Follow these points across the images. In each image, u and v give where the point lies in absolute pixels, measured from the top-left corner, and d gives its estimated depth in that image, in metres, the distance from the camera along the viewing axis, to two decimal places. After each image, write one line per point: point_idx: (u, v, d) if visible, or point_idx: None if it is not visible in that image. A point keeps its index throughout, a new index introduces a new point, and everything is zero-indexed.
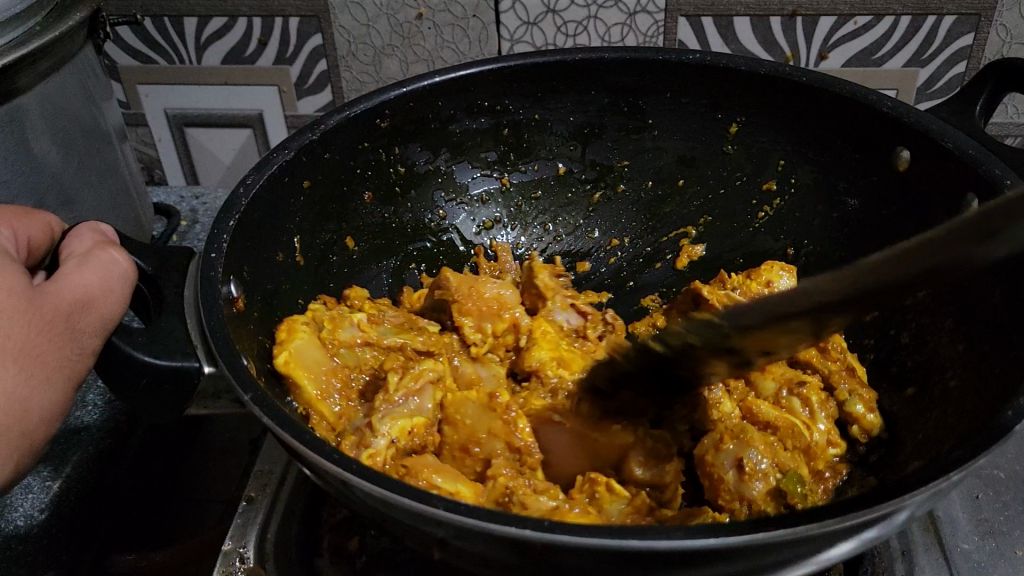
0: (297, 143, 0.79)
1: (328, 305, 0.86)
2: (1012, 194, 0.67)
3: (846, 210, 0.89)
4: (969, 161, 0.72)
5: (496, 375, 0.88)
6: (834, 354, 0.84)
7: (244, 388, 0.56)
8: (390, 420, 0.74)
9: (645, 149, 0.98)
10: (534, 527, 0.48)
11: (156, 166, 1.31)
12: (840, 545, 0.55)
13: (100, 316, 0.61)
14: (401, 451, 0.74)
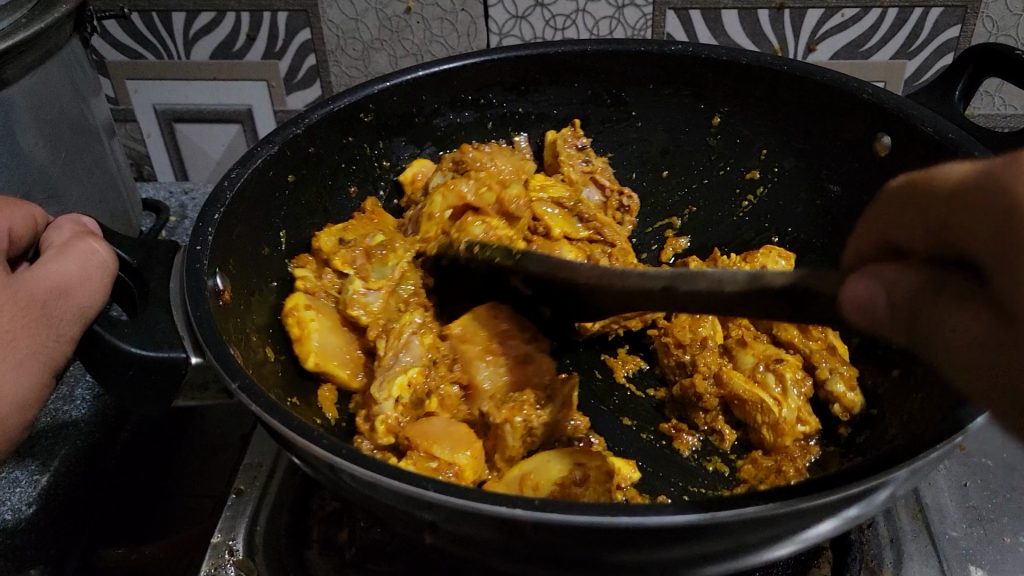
0: (282, 136, 0.79)
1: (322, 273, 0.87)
2: None
3: (831, 200, 0.89)
4: (950, 148, 0.72)
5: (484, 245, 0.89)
6: (815, 334, 0.84)
7: (233, 376, 0.56)
8: (387, 384, 0.77)
9: (632, 142, 0.99)
10: (523, 506, 0.48)
11: (145, 161, 1.31)
12: (822, 525, 0.55)
13: (77, 305, 0.61)
14: (410, 410, 0.77)
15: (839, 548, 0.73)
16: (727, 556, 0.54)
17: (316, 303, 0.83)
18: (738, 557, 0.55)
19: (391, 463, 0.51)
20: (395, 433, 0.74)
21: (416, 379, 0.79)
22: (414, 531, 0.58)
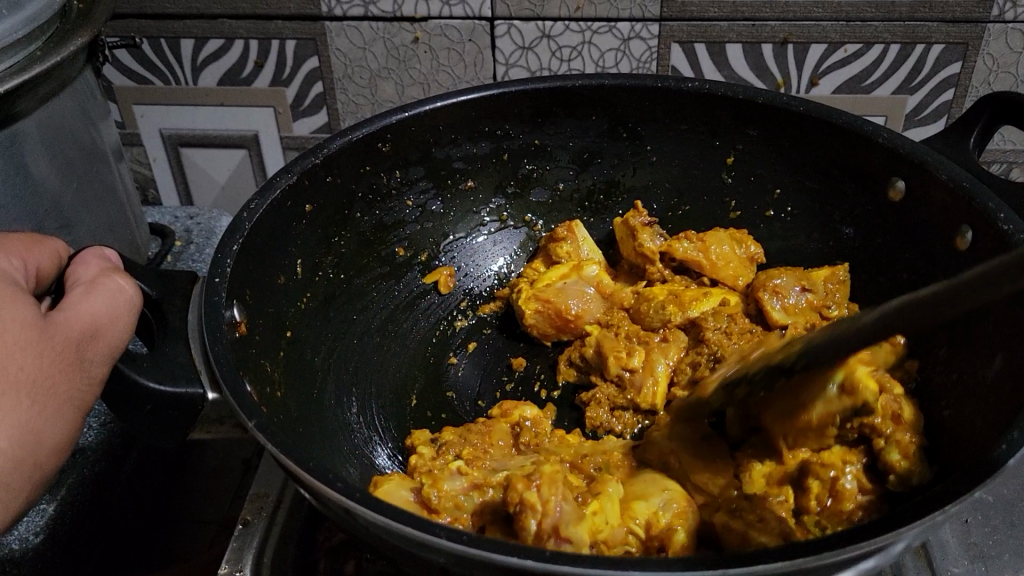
0: (301, 166, 0.80)
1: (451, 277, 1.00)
2: (1005, 228, 0.68)
3: (839, 237, 0.90)
4: (963, 195, 0.73)
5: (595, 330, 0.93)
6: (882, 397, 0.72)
7: (247, 415, 0.56)
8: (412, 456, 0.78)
9: (641, 174, 1.00)
10: (535, 558, 0.48)
11: (150, 185, 1.31)
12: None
13: (108, 345, 0.61)
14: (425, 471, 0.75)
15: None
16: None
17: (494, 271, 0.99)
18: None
19: (407, 510, 0.52)
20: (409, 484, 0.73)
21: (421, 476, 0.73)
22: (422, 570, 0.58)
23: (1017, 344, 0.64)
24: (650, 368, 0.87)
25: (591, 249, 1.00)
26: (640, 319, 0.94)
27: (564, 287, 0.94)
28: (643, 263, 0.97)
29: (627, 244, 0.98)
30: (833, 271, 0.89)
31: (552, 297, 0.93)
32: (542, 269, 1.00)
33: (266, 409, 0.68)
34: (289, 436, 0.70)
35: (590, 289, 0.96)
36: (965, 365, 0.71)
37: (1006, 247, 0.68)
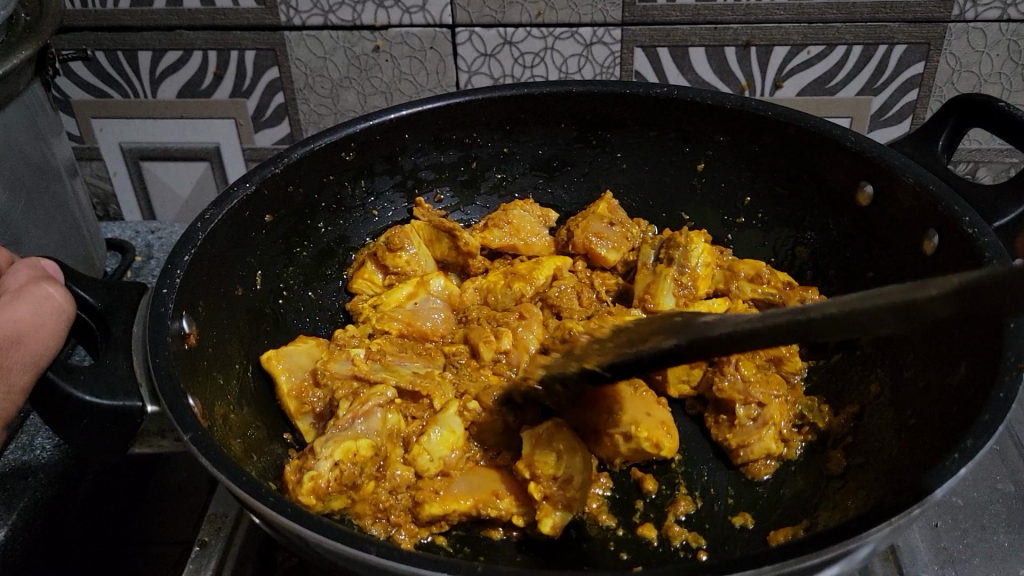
0: (259, 175, 0.78)
1: (369, 269, 0.91)
2: (971, 232, 0.67)
3: (803, 243, 0.89)
4: (931, 199, 0.71)
5: (445, 323, 0.88)
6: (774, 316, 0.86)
7: (183, 428, 0.55)
8: (333, 443, 0.70)
9: (608, 181, 0.98)
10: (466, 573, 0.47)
11: (111, 201, 1.29)
12: None
13: (30, 352, 0.60)
14: (346, 472, 0.69)
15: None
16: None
17: (412, 264, 0.91)
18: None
19: (341, 526, 0.50)
20: (321, 493, 0.67)
21: (366, 450, 0.71)
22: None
23: (981, 349, 0.62)
24: (522, 343, 0.83)
25: (427, 258, 0.93)
26: (492, 305, 0.90)
27: (416, 309, 0.87)
28: (466, 257, 0.94)
29: (443, 243, 0.93)
30: (608, 203, 0.93)
31: (410, 320, 0.86)
32: (442, 249, 0.94)
33: (211, 427, 0.64)
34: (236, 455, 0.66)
35: (440, 303, 0.89)
36: (929, 370, 0.70)
37: (969, 250, 0.67)
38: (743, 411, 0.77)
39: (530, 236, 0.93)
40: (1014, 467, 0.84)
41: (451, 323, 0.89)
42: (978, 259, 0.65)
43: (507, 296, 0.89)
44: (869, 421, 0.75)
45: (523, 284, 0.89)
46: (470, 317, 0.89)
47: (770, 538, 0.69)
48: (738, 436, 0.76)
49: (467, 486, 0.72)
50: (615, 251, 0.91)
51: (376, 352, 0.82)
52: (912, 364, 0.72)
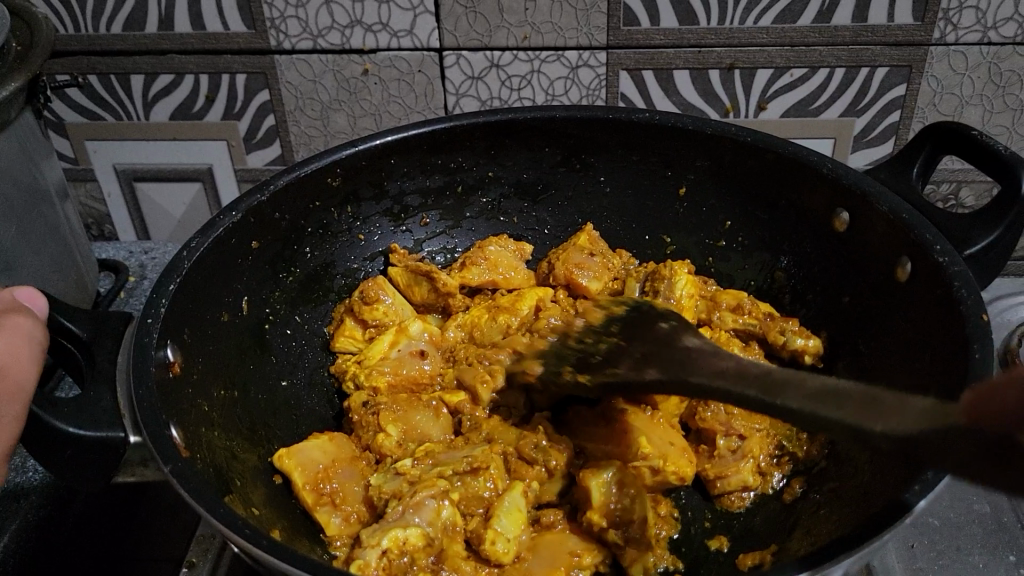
0: (246, 203, 0.79)
1: (349, 321, 0.89)
2: (942, 261, 0.68)
3: (783, 266, 0.90)
4: (904, 227, 0.73)
5: (435, 365, 0.86)
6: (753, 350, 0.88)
7: (165, 460, 0.56)
8: (379, 531, 0.65)
9: (592, 203, 0.99)
10: None
11: (106, 221, 1.31)
12: None
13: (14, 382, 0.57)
14: (398, 561, 0.64)
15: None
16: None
17: (395, 310, 0.90)
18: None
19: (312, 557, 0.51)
20: None
21: (417, 539, 0.65)
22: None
23: (950, 378, 0.64)
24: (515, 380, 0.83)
25: (403, 304, 0.91)
26: (476, 340, 0.89)
27: (401, 356, 0.85)
28: (445, 297, 0.94)
29: (422, 286, 0.93)
30: (590, 236, 0.94)
31: (399, 368, 0.84)
32: (421, 290, 0.93)
33: (195, 455, 0.65)
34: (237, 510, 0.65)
35: (423, 345, 0.87)
36: (902, 397, 0.71)
37: (939, 279, 0.68)
38: (723, 442, 0.78)
39: (508, 271, 0.94)
40: None
41: (441, 361, 0.87)
42: (947, 289, 0.67)
43: (490, 328, 0.88)
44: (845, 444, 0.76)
45: (507, 313, 0.89)
46: (459, 357, 0.87)
47: (740, 561, 0.70)
48: (717, 467, 0.77)
49: (547, 564, 0.68)
50: (596, 281, 0.92)
51: (368, 409, 0.80)
52: (887, 389, 0.74)
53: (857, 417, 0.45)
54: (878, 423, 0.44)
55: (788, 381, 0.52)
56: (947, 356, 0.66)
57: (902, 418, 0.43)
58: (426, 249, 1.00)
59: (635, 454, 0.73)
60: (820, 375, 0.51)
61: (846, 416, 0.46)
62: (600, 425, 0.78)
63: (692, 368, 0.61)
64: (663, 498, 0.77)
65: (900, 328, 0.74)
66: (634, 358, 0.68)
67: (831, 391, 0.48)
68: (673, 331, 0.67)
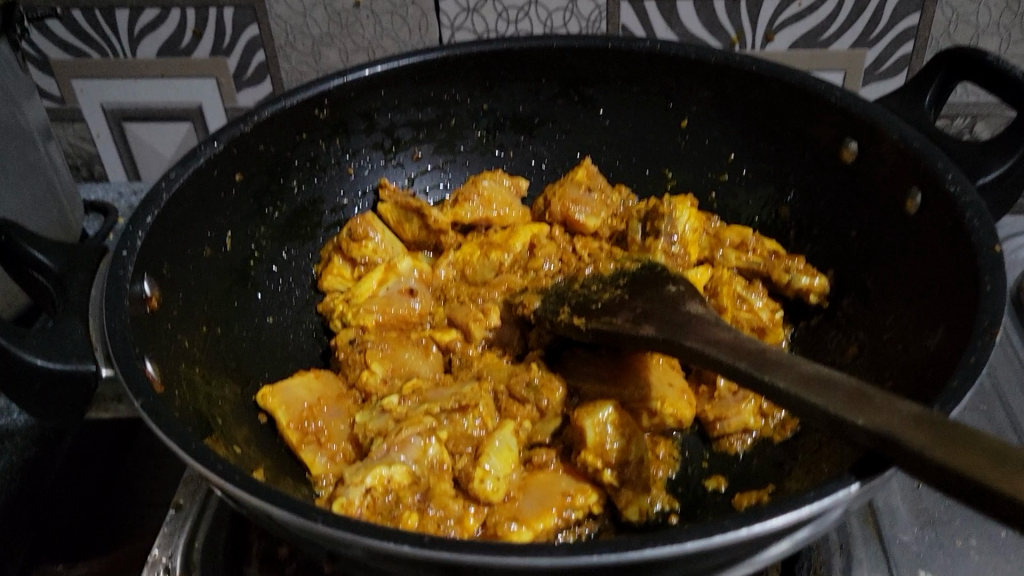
0: (228, 134, 0.76)
1: (338, 261, 0.86)
2: (953, 190, 0.65)
3: (786, 200, 0.87)
4: (914, 155, 0.69)
5: (426, 305, 0.84)
6: (757, 288, 0.84)
7: (135, 395, 0.54)
8: (363, 470, 0.63)
9: (591, 138, 0.95)
10: (413, 543, 0.45)
11: (96, 162, 1.28)
12: (774, 546, 0.54)
13: None
14: (382, 501, 0.62)
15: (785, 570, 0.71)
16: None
17: (386, 248, 0.87)
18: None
19: (285, 492, 0.49)
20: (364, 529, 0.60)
21: (402, 479, 0.63)
22: (351, 569, 0.54)
23: (961, 308, 0.61)
24: (512, 319, 0.79)
25: (394, 242, 0.89)
26: (467, 277, 0.86)
27: (389, 294, 0.83)
28: (437, 235, 0.91)
29: (413, 223, 0.90)
30: (589, 169, 0.89)
31: (387, 307, 0.82)
32: (413, 227, 0.90)
33: (173, 392, 0.63)
34: (218, 453, 0.63)
35: (413, 283, 0.85)
36: (909, 332, 0.68)
37: (949, 209, 0.65)
38: (724, 383, 0.74)
39: (503, 208, 0.90)
40: (1000, 427, 0.82)
41: (431, 298, 0.85)
42: (959, 218, 0.63)
43: (482, 265, 0.86)
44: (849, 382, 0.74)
45: (502, 250, 0.86)
46: (450, 295, 0.85)
47: (737, 502, 0.68)
48: (716, 408, 0.74)
49: (538, 502, 0.66)
50: (594, 217, 0.88)
51: (356, 349, 0.78)
52: (894, 325, 0.71)
53: (845, 408, 0.49)
54: (860, 418, 0.48)
55: (782, 361, 0.55)
56: (956, 288, 0.63)
57: (887, 427, 0.46)
58: (418, 185, 0.97)
59: (631, 393, 0.71)
60: (813, 363, 0.55)
61: (832, 407, 0.50)
62: (595, 364, 0.75)
63: (690, 333, 0.63)
64: (663, 438, 0.74)
65: (907, 262, 0.71)
66: (634, 310, 0.68)
67: (819, 377, 0.52)
68: (680, 294, 0.68)
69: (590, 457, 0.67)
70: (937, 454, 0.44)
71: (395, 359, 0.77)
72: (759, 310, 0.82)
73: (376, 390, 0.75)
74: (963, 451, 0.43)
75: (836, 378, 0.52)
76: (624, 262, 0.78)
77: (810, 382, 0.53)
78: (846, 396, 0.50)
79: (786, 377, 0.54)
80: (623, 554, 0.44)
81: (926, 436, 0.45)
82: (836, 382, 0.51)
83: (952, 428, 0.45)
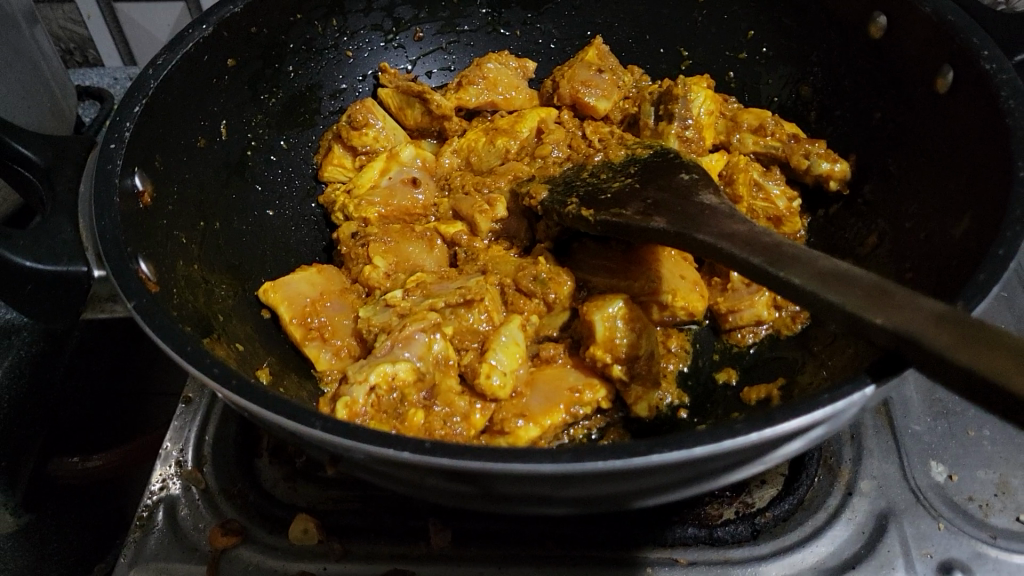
0: (217, 15, 0.72)
1: (338, 151, 0.83)
2: (989, 68, 0.60)
3: (807, 80, 0.82)
4: (949, 30, 0.64)
5: (430, 195, 0.81)
6: (774, 175, 0.81)
7: (128, 297, 0.52)
8: (367, 368, 0.61)
9: (602, 14, 0.90)
10: (413, 449, 0.44)
11: (88, 46, 1.23)
12: (790, 444, 0.53)
13: None
14: (387, 399, 0.61)
15: (794, 463, 0.71)
16: (603, 500, 0.52)
17: (388, 136, 0.84)
18: (597, 504, 0.53)
19: (284, 398, 0.48)
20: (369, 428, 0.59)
21: (406, 377, 0.61)
22: (355, 471, 0.53)
23: (990, 197, 0.57)
24: (519, 210, 0.77)
25: (395, 129, 0.85)
26: (472, 166, 0.83)
27: (392, 185, 0.80)
28: (441, 121, 0.87)
29: (414, 109, 0.87)
30: (599, 48, 0.85)
31: (390, 198, 0.79)
32: (415, 113, 0.87)
33: (171, 291, 0.61)
34: (219, 353, 0.61)
35: (416, 173, 0.82)
36: (934, 221, 0.65)
37: (985, 89, 0.61)
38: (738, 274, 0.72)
39: (509, 91, 0.86)
40: (1020, 315, 0.80)
41: (434, 188, 0.82)
42: (994, 99, 0.59)
43: (486, 153, 0.83)
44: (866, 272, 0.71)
45: (508, 136, 0.82)
46: (454, 185, 0.82)
47: (745, 396, 0.67)
48: (729, 300, 0.72)
49: (546, 398, 0.65)
50: (605, 100, 0.85)
51: (358, 242, 0.76)
52: (918, 212, 0.68)
53: (862, 305, 0.47)
54: (879, 316, 0.46)
55: (798, 255, 0.53)
56: (986, 175, 0.59)
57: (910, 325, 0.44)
58: (422, 68, 0.93)
59: (641, 287, 0.70)
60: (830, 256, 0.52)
61: (849, 303, 0.48)
62: (605, 256, 0.73)
63: (703, 224, 0.60)
64: (675, 331, 0.73)
65: (934, 145, 0.68)
66: (645, 200, 0.65)
67: (837, 272, 0.50)
68: (693, 183, 0.65)
69: (600, 353, 0.66)
70: (959, 356, 0.42)
71: (398, 252, 0.75)
72: (777, 199, 0.78)
73: (379, 284, 0.73)
74: (987, 350, 0.41)
75: (858, 274, 0.49)
76: (636, 148, 0.75)
77: (827, 277, 0.50)
78: (865, 292, 0.48)
79: (804, 272, 0.52)
80: (629, 459, 0.43)
81: (948, 335, 0.42)
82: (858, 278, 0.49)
83: (976, 325, 0.42)
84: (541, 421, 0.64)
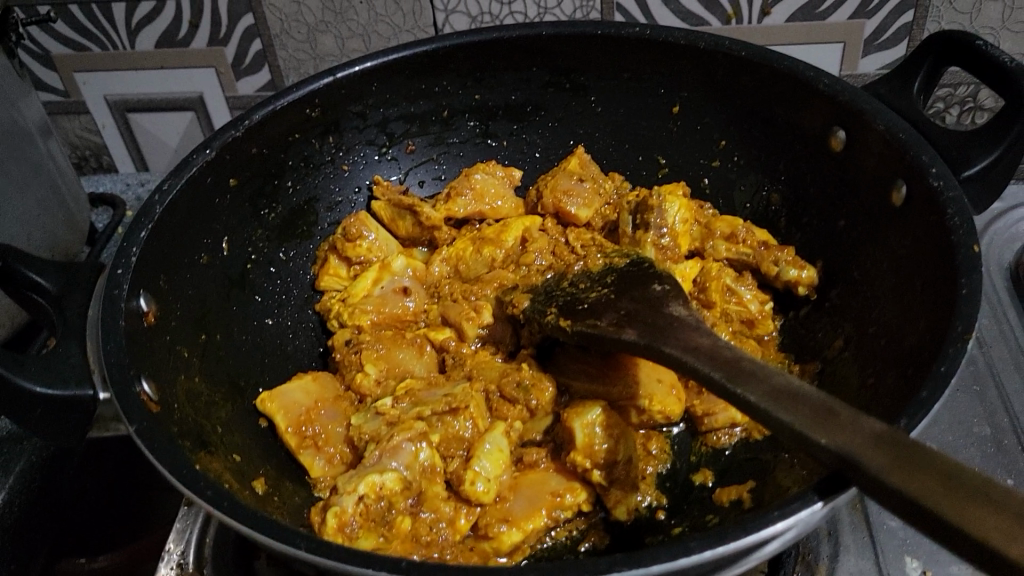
0: (219, 140, 0.77)
1: (333, 262, 0.88)
2: (936, 185, 0.64)
3: (777, 186, 0.87)
4: (900, 148, 0.68)
5: (420, 302, 0.86)
6: (746, 280, 0.85)
7: (129, 420, 0.56)
8: (356, 478, 0.65)
9: (583, 124, 0.95)
10: (390, 569, 0.47)
11: (103, 153, 1.30)
12: (769, 547, 0.54)
13: None
14: (376, 507, 0.64)
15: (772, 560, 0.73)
16: None
17: (380, 247, 0.89)
18: None
19: (273, 519, 0.51)
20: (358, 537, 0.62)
21: (394, 485, 0.65)
22: None
23: (939, 309, 0.61)
24: (504, 317, 0.81)
25: (388, 239, 0.90)
26: (462, 273, 0.88)
27: (384, 293, 0.85)
28: (431, 231, 0.92)
29: (406, 220, 0.92)
30: (580, 158, 0.90)
31: (382, 306, 0.84)
32: (407, 223, 0.92)
33: (171, 407, 0.65)
34: (215, 465, 0.65)
35: (407, 281, 0.86)
36: (894, 327, 0.68)
37: (933, 205, 0.64)
38: None
39: (495, 201, 0.92)
40: (991, 408, 0.83)
41: (424, 295, 0.87)
42: (941, 215, 0.63)
43: (474, 261, 0.87)
44: (835, 373, 0.75)
45: (494, 245, 0.87)
46: (443, 292, 0.87)
47: (719, 498, 0.70)
48: (704, 403, 0.75)
49: (528, 503, 0.68)
50: (586, 208, 0.89)
51: (351, 350, 0.80)
52: (880, 317, 0.71)
53: (810, 425, 0.50)
54: (823, 436, 0.49)
55: (755, 372, 0.56)
56: (936, 286, 0.63)
57: (852, 446, 0.47)
58: (414, 177, 0.98)
59: (619, 392, 0.73)
60: (783, 373, 0.56)
61: (799, 422, 0.51)
62: (585, 362, 0.76)
63: (670, 337, 0.64)
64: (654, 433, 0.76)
65: (893, 253, 0.71)
66: (618, 311, 0.69)
67: (789, 391, 0.53)
68: (664, 294, 0.69)
69: (579, 458, 0.69)
70: (893, 479, 0.45)
71: (389, 360, 0.79)
72: (748, 303, 0.83)
73: (371, 391, 0.77)
74: (918, 472, 0.44)
75: (807, 391, 0.53)
76: (613, 257, 0.79)
77: (779, 395, 0.54)
78: (813, 412, 0.51)
79: (759, 390, 0.55)
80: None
81: (885, 458, 0.46)
82: (808, 397, 0.52)
83: (910, 447, 0.45)
84: (523, 527, 0.67)
